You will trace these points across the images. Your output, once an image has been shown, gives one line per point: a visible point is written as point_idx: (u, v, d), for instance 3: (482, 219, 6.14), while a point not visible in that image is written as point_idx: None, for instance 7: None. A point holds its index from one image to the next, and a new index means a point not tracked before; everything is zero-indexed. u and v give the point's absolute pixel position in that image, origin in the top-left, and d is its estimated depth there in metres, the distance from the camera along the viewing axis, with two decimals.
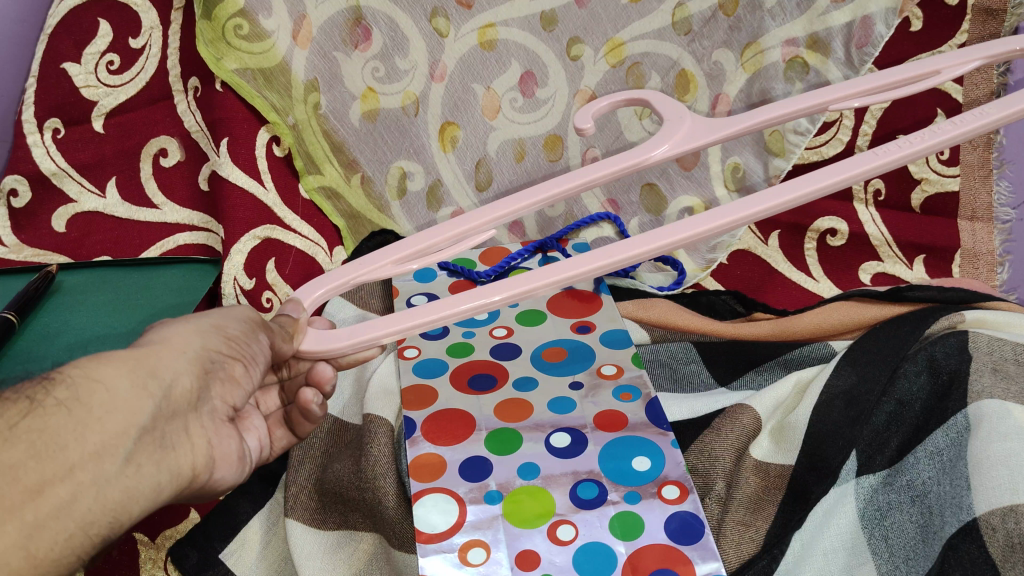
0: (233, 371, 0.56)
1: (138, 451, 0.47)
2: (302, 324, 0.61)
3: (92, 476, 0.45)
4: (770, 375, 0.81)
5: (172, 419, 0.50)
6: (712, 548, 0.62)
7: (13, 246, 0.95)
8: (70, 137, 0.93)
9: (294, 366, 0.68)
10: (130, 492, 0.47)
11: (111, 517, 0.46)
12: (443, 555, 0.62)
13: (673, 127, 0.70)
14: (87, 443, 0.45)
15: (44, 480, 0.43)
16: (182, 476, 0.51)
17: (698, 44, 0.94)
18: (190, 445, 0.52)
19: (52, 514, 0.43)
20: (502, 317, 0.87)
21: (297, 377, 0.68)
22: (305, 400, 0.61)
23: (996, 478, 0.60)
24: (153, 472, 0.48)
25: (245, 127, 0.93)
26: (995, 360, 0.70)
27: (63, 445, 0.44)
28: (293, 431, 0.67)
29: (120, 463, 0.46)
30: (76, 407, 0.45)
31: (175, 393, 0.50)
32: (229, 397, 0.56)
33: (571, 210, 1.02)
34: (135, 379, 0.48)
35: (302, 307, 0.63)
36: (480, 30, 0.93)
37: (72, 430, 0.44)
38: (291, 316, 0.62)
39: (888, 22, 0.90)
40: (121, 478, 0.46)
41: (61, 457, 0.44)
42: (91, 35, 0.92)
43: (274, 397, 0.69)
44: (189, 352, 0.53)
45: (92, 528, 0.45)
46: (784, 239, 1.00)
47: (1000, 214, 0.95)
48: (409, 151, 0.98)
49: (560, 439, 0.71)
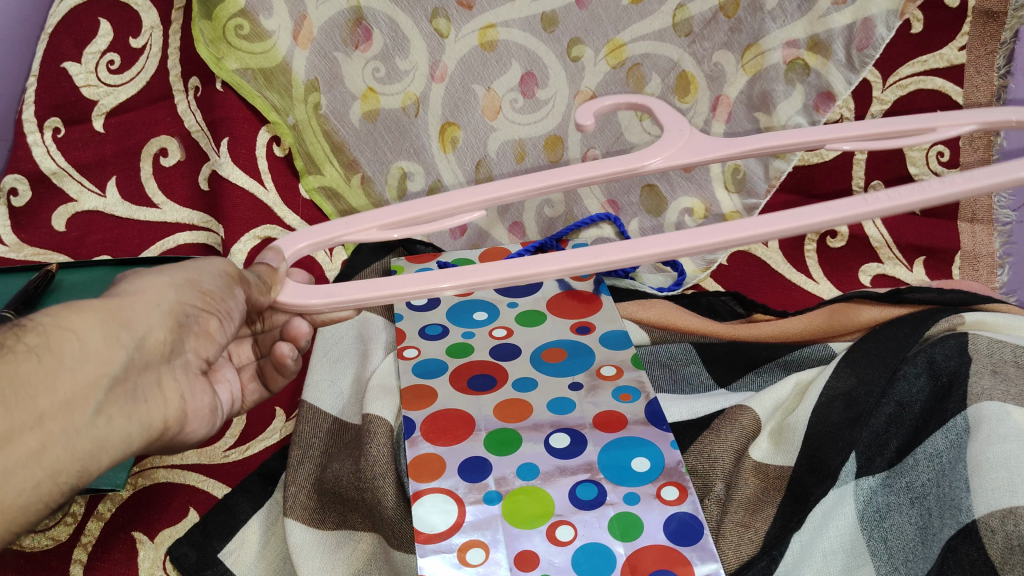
0: (208, 326, 0.54)
1: (108, 403, 0.45)
2: (279, 276, 0.60)
3: (62, 426, 0.43)
4: (770, 376, 0.82)
5: (143, 370, 0.48)
6: (712, 548, 0.62)
7: (14, 245, 0.94)
8: (70, 136, 0.94)
9: (268, 321, 0.68)
10: (99, 444, 0.45)
11: (79, 467, 0.44)
12: (442, 555, 0.63)
13: (666, 143, 0.68)
14: (59, 393, 0.43)
15: (13, 428, 0.41)
16: (152, 430, 0.49)
17: (699, 45, 0.94)
18: (162, 398, 0.50)
19: (21, 463, 0.42)
20: (501, 317, 0.87)
21: (271, 331, 0.68)
22: (281, 354, 0.63)
23: (996, 480, 0.60)
24: (124, 424, 0.46)
25: (245, 127, 0.94)
26: (995, 362, 0.70)
27: (33, 394, 0.42)
28: (267, 386, 0.68)
29: (91, 413, 0.44)
30: (45, 355, 0.43)
31: (149, 344, 0.48)
32: (202, 351, 0.54)
33: (571, 211, 1.02)
34: (107, 330, 0.46)
35: (279, 257, 0.61)
36: (481, 31, 0.93)
37: (42, 379, 0.43)
38: (270, 265, 0.60)
39: (889, 24, 0.90)
40: (91, 429, 0.44)
41: (31, 406, 0.42)
42: (92, 34, 0.92)
43: (247, 350, 0.68)
44: (165, 303, 0.51)
45: (60, 477, 0.44)
46: (784, 241, 1.00)
47: (1000, 216, 0.95)
48: (409, 151, 0.98)
49: (559, 439, 0.71)
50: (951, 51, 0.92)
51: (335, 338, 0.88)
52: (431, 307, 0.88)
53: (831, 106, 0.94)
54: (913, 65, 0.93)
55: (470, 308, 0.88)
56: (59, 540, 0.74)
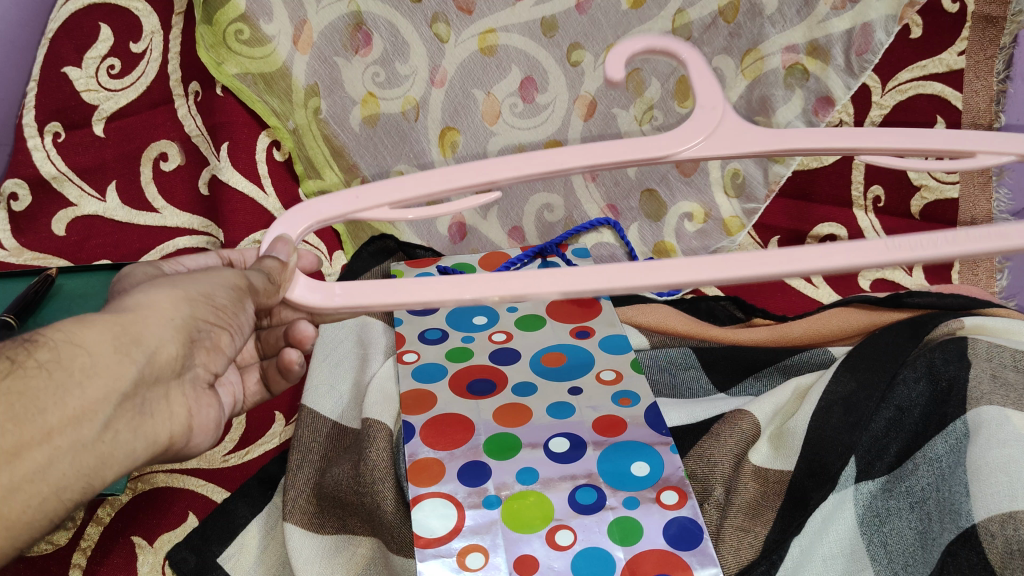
0: (220, 340, 0.53)
1: (116, 418, 0.45)
2: (288, 268, 0.52)
3: (70, 440, 0.43)
4: (770, 381, 0.82)
5: (153, 385, 0.48)
6: (712, 553, 0.62)
7: (13, 249, 0.94)
8: (70, 141, 0.93)
9: (274, 319, 0.68)
10: (105, 459, 0.45)
11: (84, 482, 0.44)
12: (442, 559, 0.62)
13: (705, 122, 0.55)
14: (67, 407, 0.42)
15: (21, 444, 0.41)
16: (157, 445, 0.49)
17: (698, 50, 0.94)
18: (169, 413, 0.50)
19: (27, 479, 0.41)
20: (501, 322, 0.87)
21: (276, 328, 0.68)
22: (289, 360, 0.64)
23: (995, 485, 0.60)
24: (130, 438, 0.46)
25: (245, 131, 0.94)
26: (995, 367, 0.70)
27: (42, 408, 0.42)
28: (271, 389, 0.68)
29: (98, 429, 0.44)
30: (56, 370, 0.43)
31: (159, 359, 0.47)
32: (211, 364, 0.53)
33: (571, 216, 1.02)
34: (118, 340, 0.45)
35: (289, 246, 0.52)
36: (480, 36, 0.93)
37: (52, 395, 0.42)
38: (279, 259, 0.51)
39: (888, 29, 0.90)
40: (97, 444, 0.44)
41: (39, 421, 0.42)
42: (92, 39, 0.92)
43: (252, 348, 0.69)
44: (175, 315, 0.49)
45: (65, 494, 0.43)
46: (784, 246, 0.99)
47: (1001, 221, 0.94)
48: (409, 156, 0.98)
49: (559, 444, 0.71)
50: (951, 56, 0.92)
51: (334, 342, 0.88)
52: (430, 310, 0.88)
53: (831, 110, 0.95)
54: (913, 71, 0.93)
55: (469, 312, 0.88)
56: (58, 544, 0.74)
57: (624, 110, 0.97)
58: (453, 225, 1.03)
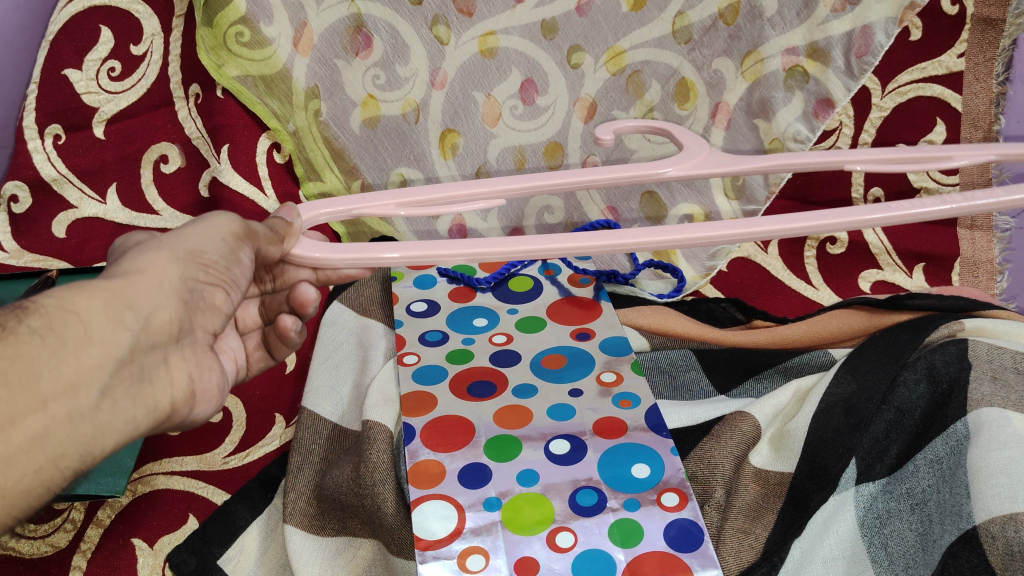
0: (214, 299, 0.54)
1: (112, 386, 0.46)
2: (293, 230, 0.59)
3: (66, 408, 0.44)
4: (770, 383, 0.81)
5: (150, 353, 0.49)
6: (712, 556, 0.62)
7: (14, 250, 0.95)
8: (71, 144, 0.93)
9: (277, 281, 0.68)
10: (104, 428, 0.46)
11: (84, 450, 0.45)
12: (441, 562, 0.62)
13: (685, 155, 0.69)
14: (62, 376, 0.44)
15: (15, 412, 0.42)
16: (159, 412, 0.50)
17: (698, 52, 0.94)
18: (169, 378, 0.51)
19: (25, 448, 0.42)
20: (501, 323, 0.87)
21: (279, 292, 0.68)
22: (284, 326, 0.64)
23: (996, 487, 0.60)
24: (129, 406, 0.47)
25: (246, 134, 0.95)
26: (995, 368, 0.70)
27: (37, 377, 0.43)
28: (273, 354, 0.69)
29: (95, 397, 0.45)
30: (48, 338, 0.44)
31: (155, 325, 0.49)
32: (210, 325, 0.54)
33: (571, 217, 1.02)
34: (111, 311, 0.47)
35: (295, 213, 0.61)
36: (481, 38, 0.93)
37: (47, 363, 0.43)
38: (284, 219, 0.59)
39: (888, 31, 0.89)
40: (95, 413, 0.45)
41: (34, 390, 0.43)
42: (93, 42, 0.91)
43: (253, 312, 0.69)
44: (169, 280, 0.51)
45: (64, 461, 0.44)
46: (784, 247, 0.99)
47: (1000, 222, 0.95)
48: (410, 158, 0.99)
49: (559, 446, 0.71)
50: (950, 58, 0.92)
51: (334, 345, 0.87)
52: (431, 312, 0.88)
53: (830, 113, 0.95)
54: (913, 72, 0.93)
55: (470, 314, 0.88)
56: (57, 546, 0.74)
57: (624, 112, 0.98)
58: (453, 227, 1.01)
